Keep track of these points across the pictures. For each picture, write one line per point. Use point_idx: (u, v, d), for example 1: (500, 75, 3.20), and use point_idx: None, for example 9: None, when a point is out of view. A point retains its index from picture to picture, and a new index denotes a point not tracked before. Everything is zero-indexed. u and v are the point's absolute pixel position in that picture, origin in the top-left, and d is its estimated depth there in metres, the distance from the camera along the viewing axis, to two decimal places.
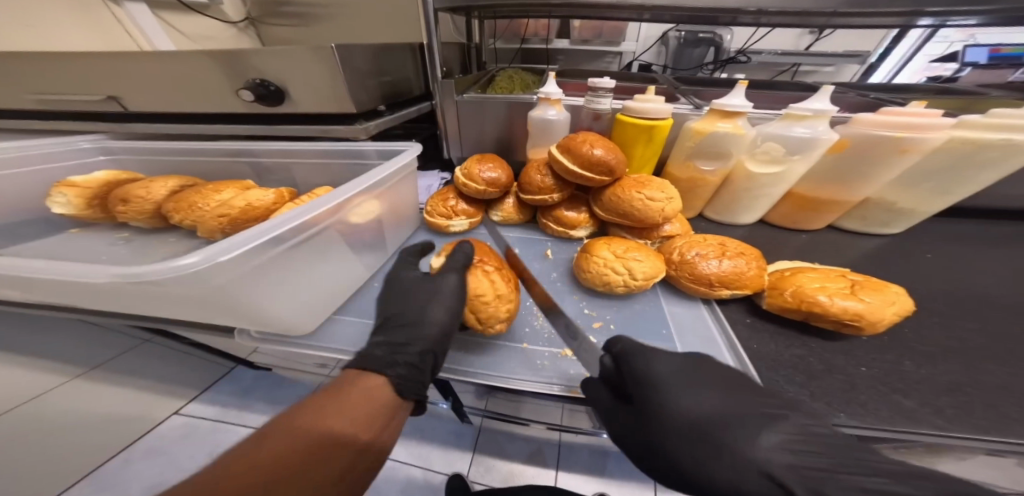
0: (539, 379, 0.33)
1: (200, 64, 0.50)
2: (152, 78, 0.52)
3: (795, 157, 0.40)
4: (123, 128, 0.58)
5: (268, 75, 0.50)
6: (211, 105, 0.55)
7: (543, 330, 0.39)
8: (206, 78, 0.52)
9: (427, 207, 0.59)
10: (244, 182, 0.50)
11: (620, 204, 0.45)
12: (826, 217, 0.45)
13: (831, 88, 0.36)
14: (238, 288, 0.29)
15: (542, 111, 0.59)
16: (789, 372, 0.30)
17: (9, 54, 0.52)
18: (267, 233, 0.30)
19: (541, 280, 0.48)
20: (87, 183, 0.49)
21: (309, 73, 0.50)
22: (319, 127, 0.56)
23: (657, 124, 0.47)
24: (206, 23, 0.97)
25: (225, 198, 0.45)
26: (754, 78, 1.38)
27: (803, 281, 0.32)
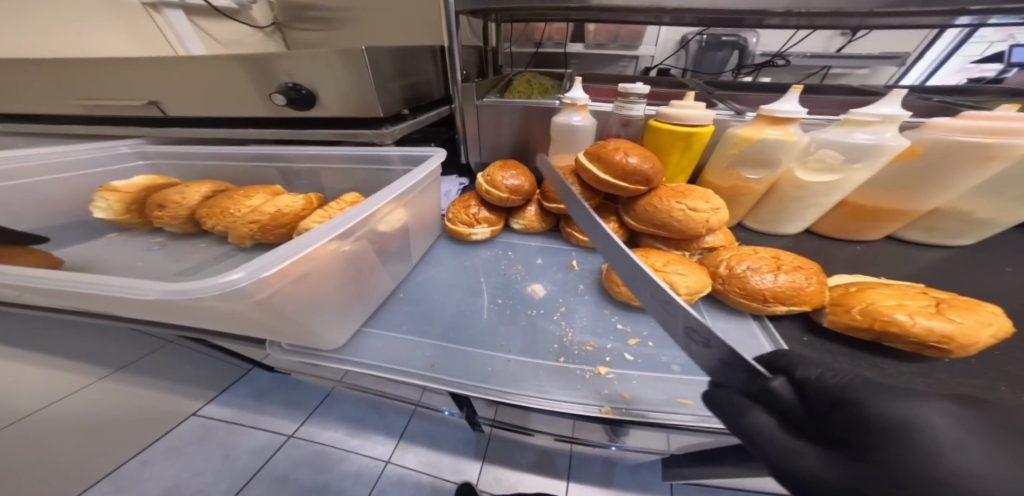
0: (575, 400, 0.31)
1: (235, 68, 0.51)
2: (188, 83, 0.54)
3: (856, 165, 0.37)
4: (159, 132, 0.59)
5: (299, 78, 0.51)
6: (243, 110, 0.55)
7: (573, 347, 0.37)
8: (239, 83, 0.52)
9: (449, 214, 0.58)
10: (274, 187, 0.49)
11: (656, 213, 0.42)
12: (885, 227, 0.42)
13: (902, 91, 0.33)
14: (280, 301, 0.28)
15: (569, 116, 0.57)
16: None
17: (55, 59, 0.54)
18: (305, 247, 0.29)
19: (565, 293, 0.46)
20: (129, 188, 0.49)
21: (338, 76, 0.50)
22: (343, 131, 0.55)
23: (696, 131, 0.45)
24: (235, 28, 0.99)
25: (255, 203, 0.44)
26: (780, 81, 1.34)
27: (876, 298, 0.29)
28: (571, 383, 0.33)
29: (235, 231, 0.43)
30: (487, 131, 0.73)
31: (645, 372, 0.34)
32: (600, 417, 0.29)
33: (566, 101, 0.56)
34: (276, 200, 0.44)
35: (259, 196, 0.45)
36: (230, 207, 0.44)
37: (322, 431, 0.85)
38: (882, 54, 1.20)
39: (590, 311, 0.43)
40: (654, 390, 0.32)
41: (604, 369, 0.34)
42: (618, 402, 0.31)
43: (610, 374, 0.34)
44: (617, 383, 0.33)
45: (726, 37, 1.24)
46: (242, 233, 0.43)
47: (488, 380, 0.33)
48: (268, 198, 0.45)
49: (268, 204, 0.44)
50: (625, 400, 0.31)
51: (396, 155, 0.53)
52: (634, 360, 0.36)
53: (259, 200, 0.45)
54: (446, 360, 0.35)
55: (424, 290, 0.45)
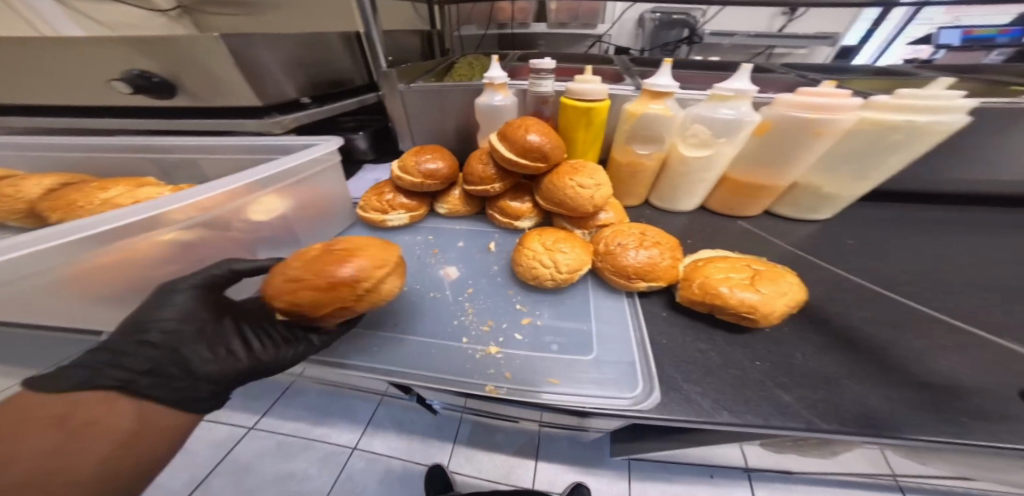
0: (449, 380, 0.31)
1: (73, 51, 0.46)
2: (11, 67, 0.49)
3: (721, 140, 0.38)
4: (13, 121, 0.55)
5: (149, 66, 0.47)
6: (90, 98, 0.51)
7: (470, 327, 0.37)
8: (74, 71, 0.48)
9: (362, 202, 0.56)
10: (145, 180, 0.46)
11: (554, 193, 0.42)
12: (762, 203, 0.44)
13: (747, 66, 0.34)
14: (46, 288, 0.27)
15: (485, 96, 0.56)
16: (696, 352, 0.28)
17: None
18: (75, 234, 0.27)
19: (475, 277, 0.45)
20: None
21: (189, 58, 0.46)
22: (223, 121, 0.52)
23: (595, 106, 0.45)
24: (129, 11, 0.92)
25: (111, 196, 0.40)
26: (731, 60, 1.35)
27: (710, 272, 0.30)
28: (452, 365, 0.32)
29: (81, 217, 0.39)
30: (414, 117, 0.70)
31: (531, 351, 0.34)
32: (483, 395, 0.29)
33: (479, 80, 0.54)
34: (141, 191, 0.41)
35: (120, 186, 0.42)
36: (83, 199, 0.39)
37: (284, 422, 0.82)
38: (820, 34, 1.22)
39: (494, 292, 0.42)
40: (537, 364, 0.32)
41: (495, 348, 0.34)
42: (497, 380, 0.31)
43: (500, 353, 0.34)
44: (506, 361, 0.33)
45: (676, 15, 1.23)
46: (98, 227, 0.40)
47: (375, 363, 0.33)
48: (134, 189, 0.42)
49: (126, 195, 0.40)
50: (507, 380, 0.30)
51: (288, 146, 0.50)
52: (523, 339, 0.35)
53: (120, 189, 0.42)
54: (331, 351, 0.34)
55: None
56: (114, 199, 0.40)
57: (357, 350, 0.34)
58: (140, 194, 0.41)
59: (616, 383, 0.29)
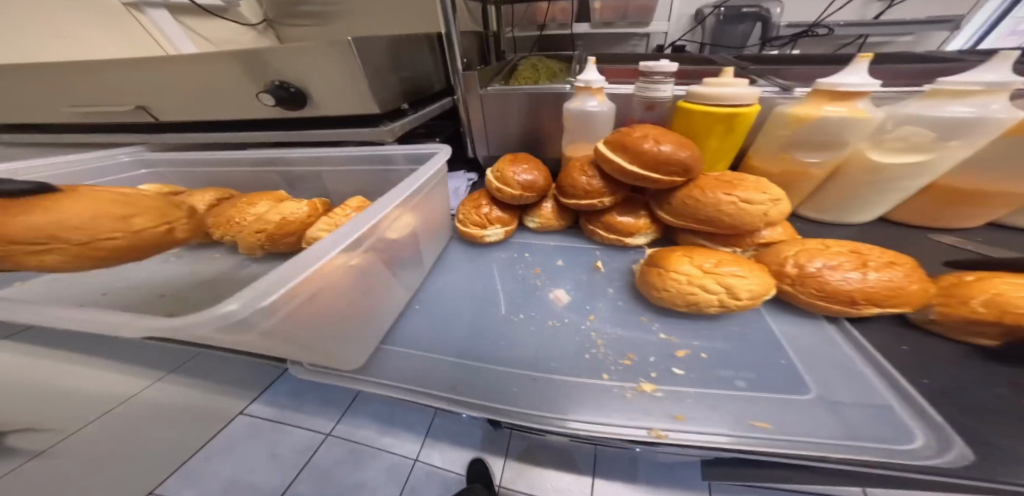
0: (613, 421, 0.26)
1: (208, 60, 0.47)
2: (161, 82, 0.51)
3: (953, 143, 0.31)
4: (153, 138, 0.58)
5: (287, 77, 0.47)
6: (228, 112, 0.53)
7: (606, 360, 0.32)
8: (215, 83, 0.49)
9: (459, 215, 0.54)
10: (277, 193, 0.46)
11: (700, 209, 0.36)
12: (988, 213, 0.36)
13: (1015, 53, 0.27)
14: (279, 327, 0.25)
15: (580, 103, 0.48)
16: (975, 403, 0.23)
17: (30, 66, 0.52)
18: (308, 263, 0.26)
19: (588, 300, 0.41)
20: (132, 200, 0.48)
21: (310, 65, 0.46)
22: (341, 130, 0.53)
23: (741, 112, 0.38)
24: (225, 28, 1.03)
25: (262, 212, 0.41)
26: (811, 53, 1.23)
27: (1002, 289, 0.25)
28: (605, 400, 0.28)
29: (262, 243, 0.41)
30: (493, 123, 0.67)
31: (698, 388, 0.28)
32: (652, 441, 0.24)
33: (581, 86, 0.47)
34: (287, 208, 0.41)
35: (261, 200, 0.43)
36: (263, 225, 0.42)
37: None
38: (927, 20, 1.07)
39: (619, 317, 0.37)
40: (717, 406, 0.26)
41: (650, 385, 0.29)
42: (668, 423, 0.25)
43: (657, 391, 0.28)
44: (669, 401, 0.27)
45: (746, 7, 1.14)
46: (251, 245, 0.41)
47: (515, 397, 0.29)
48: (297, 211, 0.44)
49: (273, 212, 0.40)
50: (681, 423, 0.25)
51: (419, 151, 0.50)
52: (684, 374, 0.30)
53: (260, 202, 0.42)
54: (452, 384, 0.31)
55: (446, 298, 0.43)
56: (263, 216, 0.40)
57: (487, 383, 0.31)
58: (286, 212, 0.40)
59: (868, 434, 0.23)
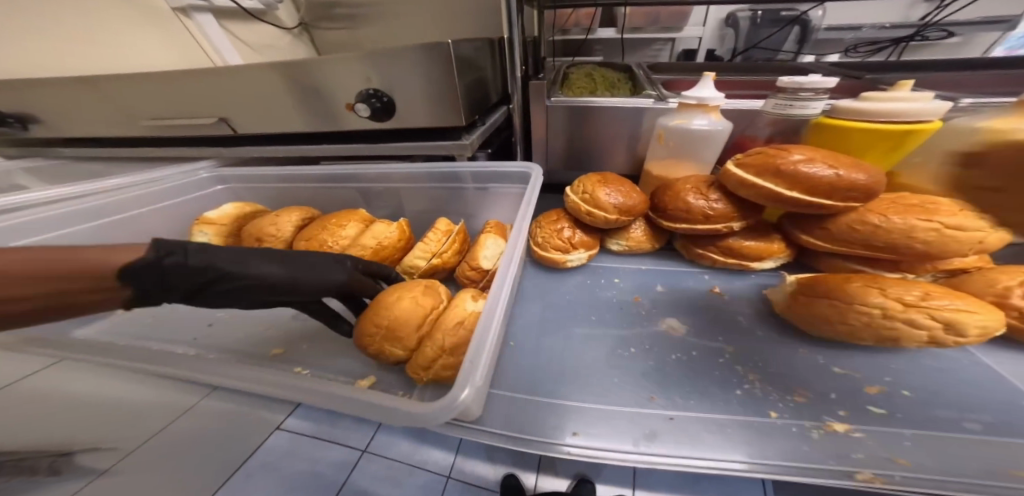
0: (819, 466, 0.25)
1: (328, 67, 0.52)
2: (243, 95, 0.56)
3: None
4: (231, 150, 0.63)
5: (383, 88, 0.52)
6: (310, 124, 0.59)
7: (770, 394, 0.30)
8: (305, 98, 0.55)
9: (535, 238, 0.50)
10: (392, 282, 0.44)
11: (872, 232, 0.33)
12: None
13: None
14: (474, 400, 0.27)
15: (691, 120, 0.44)
16: None
17: (122, 78, 0.56)
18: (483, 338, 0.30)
19: (713, 329, 0.38)
20: (221, 219, 0.52)
21: (423, 78, 0.50)
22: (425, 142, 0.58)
23: (916, 129, 0.35)
24: (264, 30, 1.02)
25: (390, 310, 0.39)
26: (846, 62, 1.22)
27: None
28: (802, 442, 0.27)
29: (376, 353, 0.39)
30: (557, 137, 0.64)
31: (900, 428, 0.27)
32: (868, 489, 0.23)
33: (695, 101, 0.43)
34: (410, 304, 0.39)
35: (379, 297, 0.40)
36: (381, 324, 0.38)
37: None
38: None
39: (760, 347, 0.35)
40: (932, 449, 0.26)
41: (841, 425, 0.27)
42: (887, 468, 0.24)
43: (854, 432, 0.27)
44: (875, 443, 0.26)
45: None
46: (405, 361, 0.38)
47: (699, 436, 0.28)
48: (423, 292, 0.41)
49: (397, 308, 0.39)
50: (906, 467, 0.24)
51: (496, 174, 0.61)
52: (883, 412, 0.29)
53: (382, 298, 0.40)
54: (611, 425, 0.29)
55: (550, 326, 0.41)
56: (390, 322, 0.38)
57: (648, 427, 0.29)
58: (411, 308, 0.39)
59: None
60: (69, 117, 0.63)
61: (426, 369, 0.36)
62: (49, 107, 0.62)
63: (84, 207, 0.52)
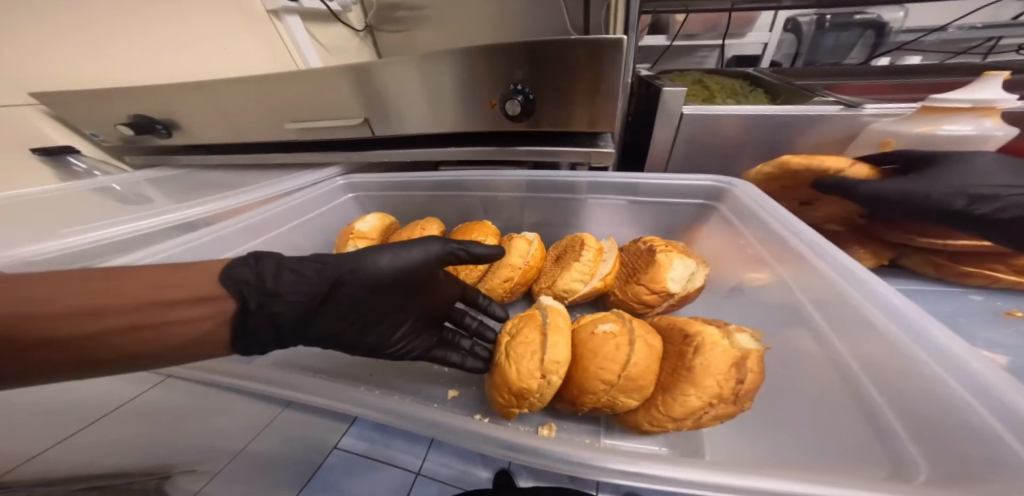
0: None
1: (475, 64, 0.48)
2: (385, 96, 0.54)
3: None
4: (362, 154, 0.61)
5: (534, 84, 0.48)
6: (449, 124, 0.55)
7: None
8: (450, 96, 0.52)
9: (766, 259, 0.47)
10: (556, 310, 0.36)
11: None
12: None
13: None
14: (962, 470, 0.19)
15: (939, 126, 0.39)
16: None
17: (276, 76, 0.55)
18: (962, 373, 0.21)
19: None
20: (370, 232, 0.51)
21: (586, 73, 0.45)
22: (560, 148, 0.54)
23: None
24: (338, 33, 1.02)
25: (620, 356, 0.30)
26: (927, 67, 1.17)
27: None
28: None
29: (601, 406, 0.31)
30: (697, 144, 0.57)
31: None
32: None
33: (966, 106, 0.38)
34: (640, 340, 0.31)
35: (582, 334, 0.34)
36: (530, 381, 0.31)
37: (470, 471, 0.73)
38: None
39: None
40: None
41: None
42: None
43: None
44: None
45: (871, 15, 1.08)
46: (641, 409, 0.31)
47: None
48: (535, 324, 0.34)
49: (626, 348, 0.31)
50: None
51: (615, 183, 0.53)
52: None
53: (592, 335, 0.33)
54: None
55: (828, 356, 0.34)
56: (626, 366, 0.30)
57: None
58: (643, 343, 0.31)
59: None
60: (189, 119, 0.62)
61: (680, 422, 0.28)
62: (174, 110, 0.61)
63: (249, 222, 0.50)
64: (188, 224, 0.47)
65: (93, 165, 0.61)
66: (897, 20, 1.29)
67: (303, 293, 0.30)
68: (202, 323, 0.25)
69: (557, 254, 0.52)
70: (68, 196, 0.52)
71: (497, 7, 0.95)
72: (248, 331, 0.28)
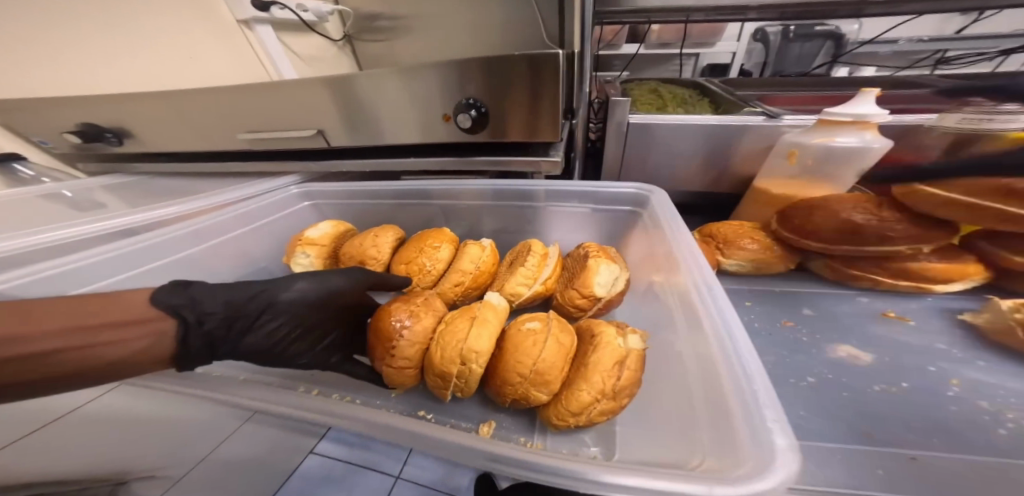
0: None
1: (428, 80, 0.51)
2: (339, 109, 0.56)
3: None
4: (321, 164, 0.63)
5: (480, 98, 0.51)
6: (403, 136, 0.58)
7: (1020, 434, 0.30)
8: (403, 111, 0.55)
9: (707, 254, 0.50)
10: (489, 303, 0.39)
11: None
12: None
13: None
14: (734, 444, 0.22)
15: (835, 137, 0.44)
16: None
17: (232, 89, 0.56)
18: (742, 381, 0.24)
19: (899, 364, 0.37)
20: (321, 239, 0.54)
21: (522, 93, 0.49)
22: (511, 159, 0.57)
23: None
24: (314, 41, 1.03)
25: (533, 353, 0.33)
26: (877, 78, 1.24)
27: None
28: None
29: (517, 398, 0.34)
30: (642, 156, 0.61)
31: None
32: None
33: (849, 119, 0.42)
34: (552, 337, 0.34)
35: (507, 331, 0.37)
36: (451, 366, 0.35)
37: (436, 469, 0.76)
38: (1004, 50, 1.08)
39: (939, 384, 0.35)
40: None
41: None
42: None
43: None
44: None
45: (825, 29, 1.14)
46: (552, 403, 0.34)
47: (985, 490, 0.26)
48: (465, 316, 0.37)
49: (538, 345, 0.34)
50: None
51: (574, 192, 0.56)
52: None
53: (512, 333, 0.36)
54: (838, 468, 0.28)
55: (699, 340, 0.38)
56: (536, 361, 0.33)
57: (880, 465, 0.28)
58: (557, 343, 0.34)
59: None
60: (148, 129, 0.63)
61: (577, 415, 0.31)
62: (132, 119, 0.62)
63: (195, 228, 0.51)
64: (131, 230, 0.48)
65: (42, 173, 0.61)
66: (854, 32, 1.37)
67: (226, 314, 0.36)
68: (132, 343, 0.28)
69: (509, 260, 0.54)
70: (16, 203, 0.52)
71: (468, 16, 0.96)
72: (188, 347, 0.33)
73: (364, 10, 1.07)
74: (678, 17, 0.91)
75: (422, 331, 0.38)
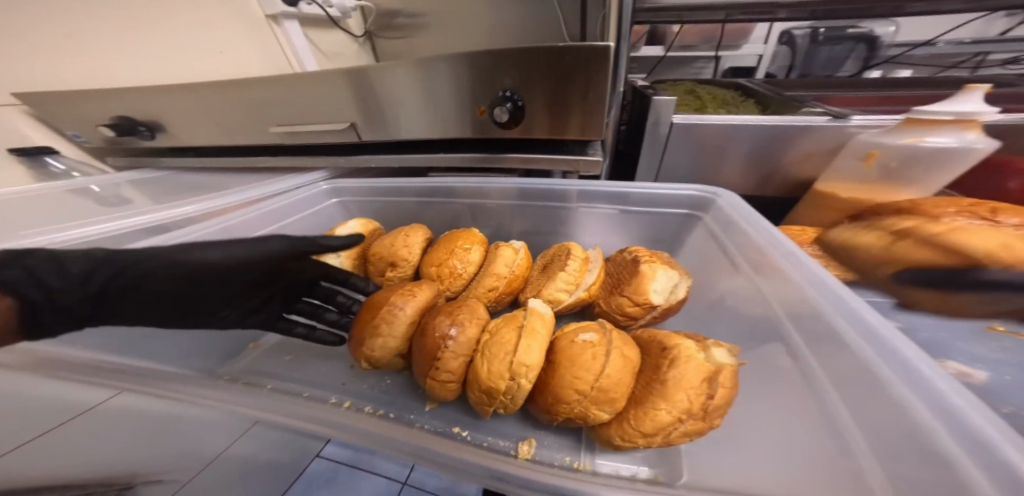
0: None
1: (465, 71, 0.49)
2: (370, 102, 0.54)
3: None
4: (349, 160, 0.62)
5: (520, 90, 0.48)
6: (434, 132, 0.55)
7: None
8: (437, 104, 0.52)
9: None
10: (536, 309, 0.35)
11: None
12: None
13: None
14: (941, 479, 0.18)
15: (925, 136, 0.39)
16: None
17: (262, 80, 0.55)
18: (933, 404, 0.20)
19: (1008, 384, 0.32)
20: (352, 239, 0.52)
21: (566, 84, 0.45)
22: (549, 156, 0.54)
23: None
24: (336, 38, 1.02)
25: (597, 366, 0.30)
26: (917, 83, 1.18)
27: None
28: None
29: (574, 416, 0.31)
30: (686, 154, 0.57)
31: None
32: None
33: (949, 118, 0.38)
34: (617, 350, 0.31)
35: (562, 340, 0.33)
36: (500, 380, 0.32)
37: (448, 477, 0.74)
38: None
39: None
40: None
41: None
42: None
43: None
44: None
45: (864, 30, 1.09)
46: (616, 423, 0.30)
47: None
48: (513, 323, 0.34)
49: (601, 358, 0.30)
50: None
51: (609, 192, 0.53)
52: None
53: (569, 343, 0.32)
54: None
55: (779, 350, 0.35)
56: (600, 376, 0.29)
57: None
58: (622, 356, 0.31)
59: None
60: (176, 122, 0.62)
61: (649, 437, 0.28)
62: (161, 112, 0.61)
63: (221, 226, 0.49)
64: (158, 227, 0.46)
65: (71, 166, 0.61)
66: (890, 35, 1.31)
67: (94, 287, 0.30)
68: None
69: (545, 264, 0.51)
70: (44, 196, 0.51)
71: (493, 13, 0.94)
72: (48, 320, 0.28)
73: (387, 7, 1.06)
74: (714, 15, 0.87)
75: (471, 332, 0.35)
